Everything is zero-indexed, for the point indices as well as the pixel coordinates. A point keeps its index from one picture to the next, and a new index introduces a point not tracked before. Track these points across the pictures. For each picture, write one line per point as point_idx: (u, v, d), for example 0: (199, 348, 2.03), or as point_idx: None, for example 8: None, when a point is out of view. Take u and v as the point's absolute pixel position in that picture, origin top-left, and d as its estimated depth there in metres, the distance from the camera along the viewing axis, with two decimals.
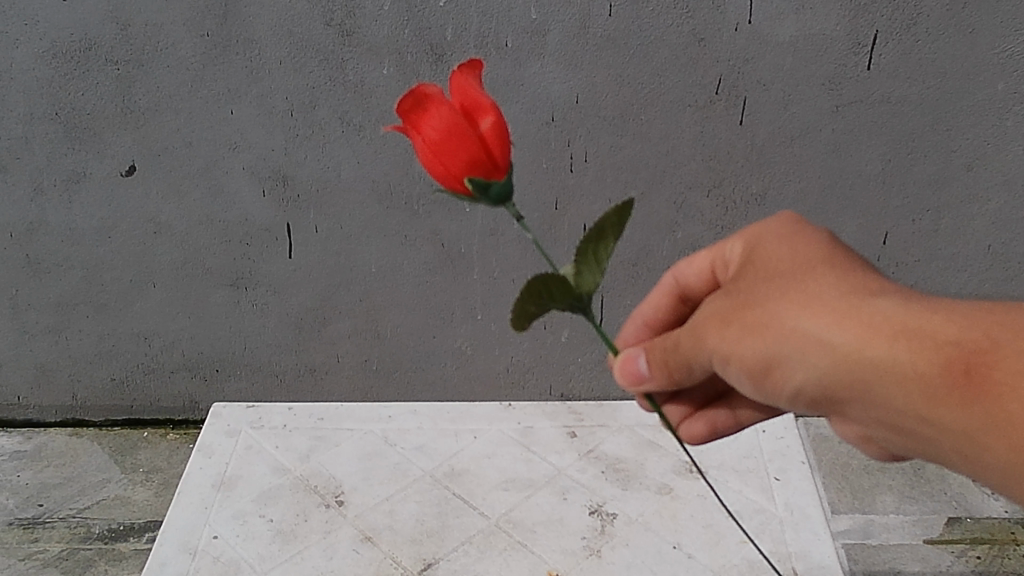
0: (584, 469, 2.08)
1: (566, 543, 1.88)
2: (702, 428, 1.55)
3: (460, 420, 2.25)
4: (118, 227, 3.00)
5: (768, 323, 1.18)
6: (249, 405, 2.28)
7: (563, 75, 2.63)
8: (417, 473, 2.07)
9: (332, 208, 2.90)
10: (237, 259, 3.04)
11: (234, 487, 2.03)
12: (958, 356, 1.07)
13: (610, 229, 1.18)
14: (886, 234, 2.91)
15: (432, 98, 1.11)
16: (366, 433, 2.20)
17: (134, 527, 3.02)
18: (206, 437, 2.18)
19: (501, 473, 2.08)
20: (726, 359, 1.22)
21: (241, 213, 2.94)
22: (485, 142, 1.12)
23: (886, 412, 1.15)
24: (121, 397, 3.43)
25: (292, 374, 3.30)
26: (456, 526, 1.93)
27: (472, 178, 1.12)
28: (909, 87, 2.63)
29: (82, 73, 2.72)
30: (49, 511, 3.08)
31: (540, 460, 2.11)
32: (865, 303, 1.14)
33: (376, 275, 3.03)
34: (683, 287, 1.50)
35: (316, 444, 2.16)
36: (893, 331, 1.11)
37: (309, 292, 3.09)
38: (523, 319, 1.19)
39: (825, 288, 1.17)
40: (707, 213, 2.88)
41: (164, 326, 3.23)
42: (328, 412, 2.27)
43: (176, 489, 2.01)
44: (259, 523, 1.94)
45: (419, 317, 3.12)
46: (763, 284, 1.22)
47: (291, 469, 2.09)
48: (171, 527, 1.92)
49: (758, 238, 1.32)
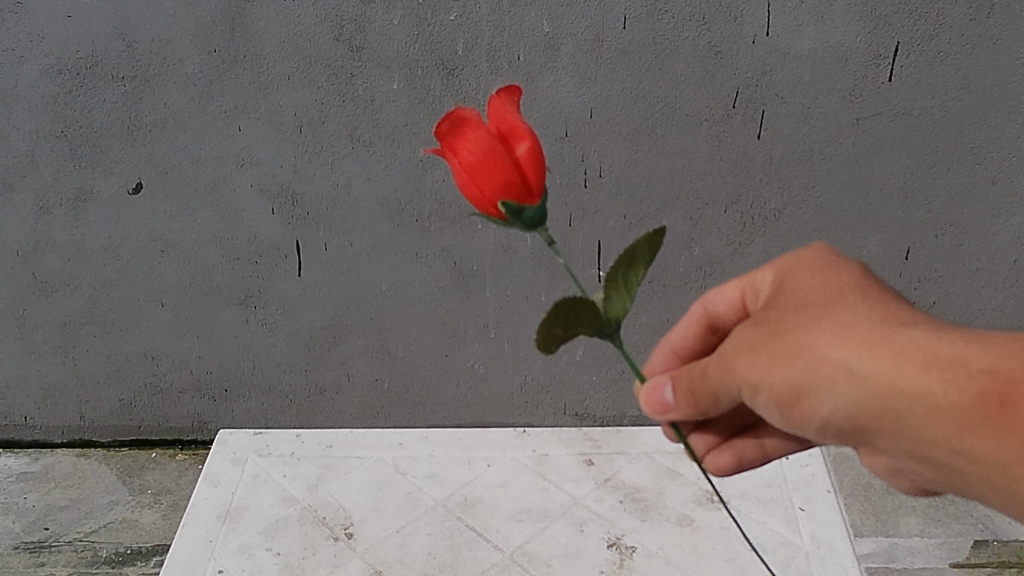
0: (601, 498, 2.02)
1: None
2: (729, 461, 1.47)
3: (473, 448, 2.20)
4: (125, 245, 2.96)
5: (795, 351, 1.07)
6: (257, 432, 2.24)
7: (577, 89, 2.58)
8: (428, 503, 2.02)
9: (342, 226, 2.84)
10: (245, 278, 2.99)
11: (241, 518, 1.98)
12: (992, 388, 0.95)
13: (641, 255, 1.12)
14: (909, 249, 2.84)
15: (470, 121, 1.06)
16: (376, 461, 2.15)
17: (142, 551, 2.97)
18: (212, 466, 2.13)
19: (517, 503, 2.02)
20: (753, 389, 1.11)
21: (250, 230, 2.89)
22: (521, 167, 1.06)
23: (923, 449, 1.03)
24: (129, 417, 3.37)
25: (302, 394, 3.25)
26: (469, 560, 1.87)
27: (507, 201, 1.05)
28: (931, 99, 2.57)
29: (88, 90, 2.68)
30: (56, 535, 3.03)
31: (556, 489, 2.05)
32: (897, 332, 1.03)
33: (387, 293, 2.98)
34: (713, 317, 1.40)
35: (325, 473, 2.11)
36: (926, 359, 1.00)
37: (319, 310, 3.04)
38: (549, 341, 1.13)
39: (858, 315, 1.07)
40: (725, 229, 2.81)
41: (172, 345, 3.18)
42: (338, 439, 2.22)
43: (182, 520, 1.96)
44: (266, 557, 1.88)
45: (431, 336, 3.07)
46: (795, 311, 1.12)
47: (299, 499, 2.03)
48: (177, 560, 1.87)
49: (789, 266, 1.21)
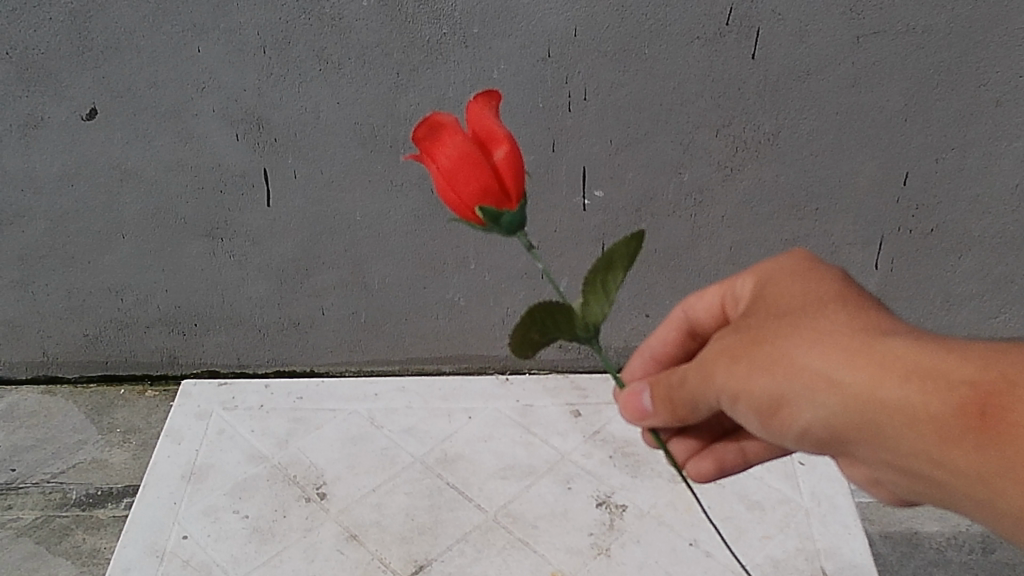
0: (590, 454, 2.04)
1: (577, 541, 1.81)
2: (710, 467, 1.48)
3: (451, 399, 2.21)
4: (81, 174, 2.78)
5: (776, 359, 1.09)
6: (221, 384, 2.24)
7: (560, 5, 2.40)
8: (406, 460, 2.02)
9: (311, 154, 2.68)
10: (211, 209, 2.83)
11: (205, 478, 1.97)
12: (974, 398, 0.98)
13: (619, 261, 1.13)
14: (907, 174, 2.71)
15: (447, 126, 1.08)
16: (350, 413, 2.17)
17: (112, 493, 2.87)
18: (174, 422, 2.13)
19: (499, 460, 2.03)
20: (733, 397, 1.14)
21: (213, 158, 2.72)
22: (498, 172, 1.09)
23: (899, 457, 1.06)
24: (95, 353, 3.24)
25: (275, 328, 3.13)
26: (449, 522, 1.86)
27: (485, 207, 1.08)
28: (936, 15, 2.41)
29: (32, 7, 2.48)
30: (22, 477, 2.93)
31: (541, 444, 2.07)
32: (877, 341, 1.06)
33: (361, 223, 2.83)
34: (693, 322, 1.42)
35: (295, 429, 2.12)
36: (904, 368, 1.02)
37: (290, 242, 2.89)
38: (524, 347, 1.11)
39: (836, 324, 1.09)
40: (716, 154, 2.67)
41: (137, 279, 3.03)
42: (308, 391, 2.23)
43: (143, 481, 1.95)
44: (233, 519, 1.88)
45: (408, 267, 2.93)
46: (774, 320, 1.14)
47: (269, 457, 2.03)
48: (138, 523, 1.86)
49: (770, 275, 1.24)
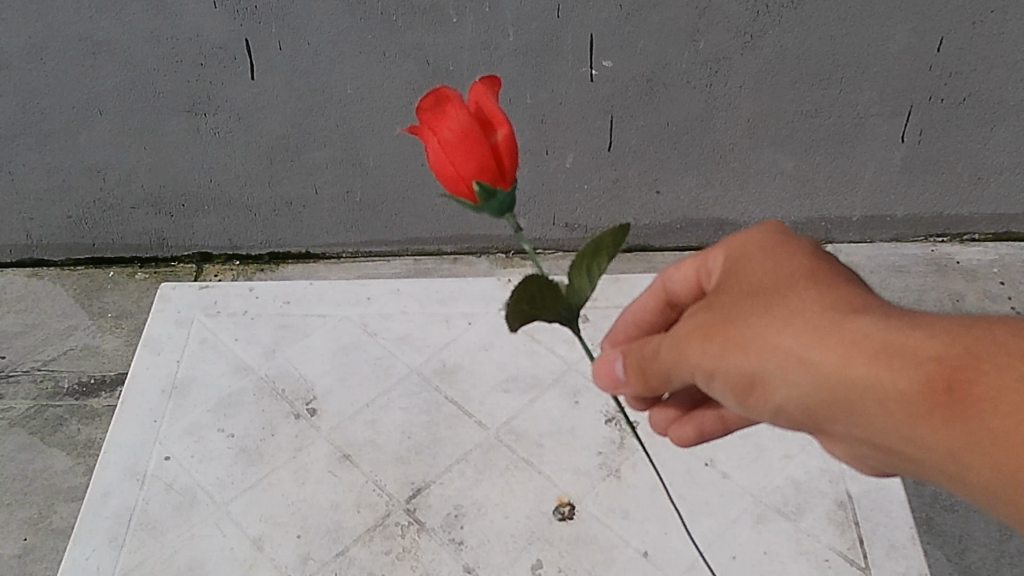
0: (596, 358, 1.78)
1: (578, 456, 1.60)
2: (691, 435, 1.22)
3: (451, 300, 1.93)
4: (49, 47, 2.58)
5: (744, 342, 0.89)
6: (204, 284, 1.98)
7: None
8: (402, 371, 1.78)
9: (296, 22, 2.48)
10: (191, 82, 2.64)
11: (188, 394, 1.75)
12: (941, 373, 0.80)
13: (607, 248, 1.01)
14: (941, 39, 2.50)
15: (452, 99, 0.94)
16: (341, 321, 1.89)
17: (105, 381, 2.79)
18: (152, 330, 1.88)
19: (501, 370, 1.78)
20: (706, 386, 0.94)
21: (189, 28, 2.51)
22: (498, 152, 0.95)
23: (874, 441, 0.87)
24: (81, 235, 3.11)
25: (267, 209, 2.98)
26: (448, 441, 1.64)
27: (482, 184, 0.93)
28: None
29: None
30: (13, 365, 2.84)
31: (545, 353, 1.81)
32: (851, 318, 0.86)
33: (352, 98, 2.64)
34: (671, 292, 1.16)
35: (286, 332, 1.88)
36: (876, 349, 0.83)
37: (278, 118, 2.71)
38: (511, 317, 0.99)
39: (807, 300, 0.89)
40: (736, 18, 2.45)
41: (118, 159, 2.86)
42: (296, 294, 1.95)
43: (118, 399, 1.73)
44: (217, 439, 1.66)
45: (404, 144, 2.76)
46: (748, 297, 0.94)
47: (255, 368, 1.80)
48: (114, 445, 1.65)
49: (742, 252, 1.01)
